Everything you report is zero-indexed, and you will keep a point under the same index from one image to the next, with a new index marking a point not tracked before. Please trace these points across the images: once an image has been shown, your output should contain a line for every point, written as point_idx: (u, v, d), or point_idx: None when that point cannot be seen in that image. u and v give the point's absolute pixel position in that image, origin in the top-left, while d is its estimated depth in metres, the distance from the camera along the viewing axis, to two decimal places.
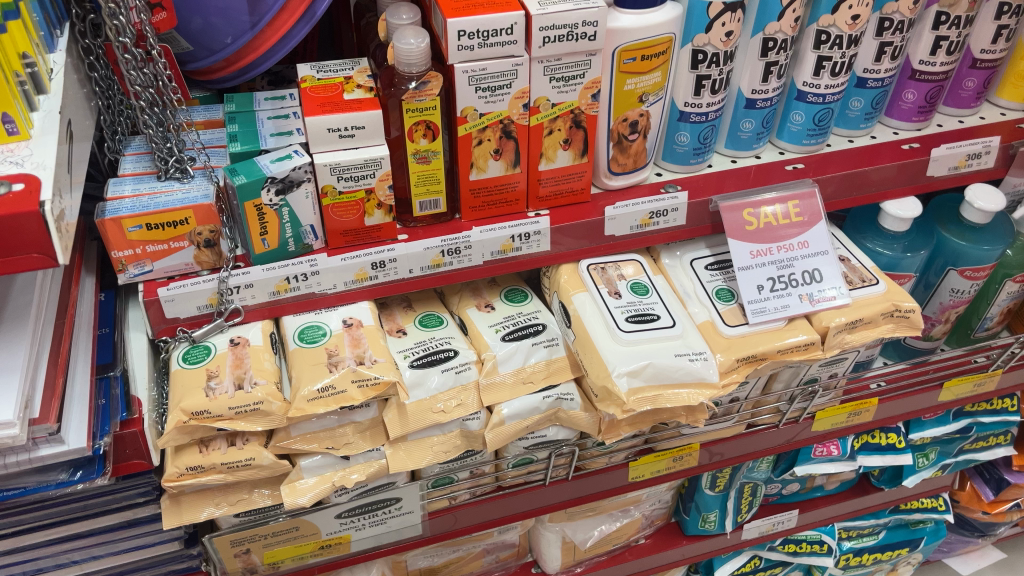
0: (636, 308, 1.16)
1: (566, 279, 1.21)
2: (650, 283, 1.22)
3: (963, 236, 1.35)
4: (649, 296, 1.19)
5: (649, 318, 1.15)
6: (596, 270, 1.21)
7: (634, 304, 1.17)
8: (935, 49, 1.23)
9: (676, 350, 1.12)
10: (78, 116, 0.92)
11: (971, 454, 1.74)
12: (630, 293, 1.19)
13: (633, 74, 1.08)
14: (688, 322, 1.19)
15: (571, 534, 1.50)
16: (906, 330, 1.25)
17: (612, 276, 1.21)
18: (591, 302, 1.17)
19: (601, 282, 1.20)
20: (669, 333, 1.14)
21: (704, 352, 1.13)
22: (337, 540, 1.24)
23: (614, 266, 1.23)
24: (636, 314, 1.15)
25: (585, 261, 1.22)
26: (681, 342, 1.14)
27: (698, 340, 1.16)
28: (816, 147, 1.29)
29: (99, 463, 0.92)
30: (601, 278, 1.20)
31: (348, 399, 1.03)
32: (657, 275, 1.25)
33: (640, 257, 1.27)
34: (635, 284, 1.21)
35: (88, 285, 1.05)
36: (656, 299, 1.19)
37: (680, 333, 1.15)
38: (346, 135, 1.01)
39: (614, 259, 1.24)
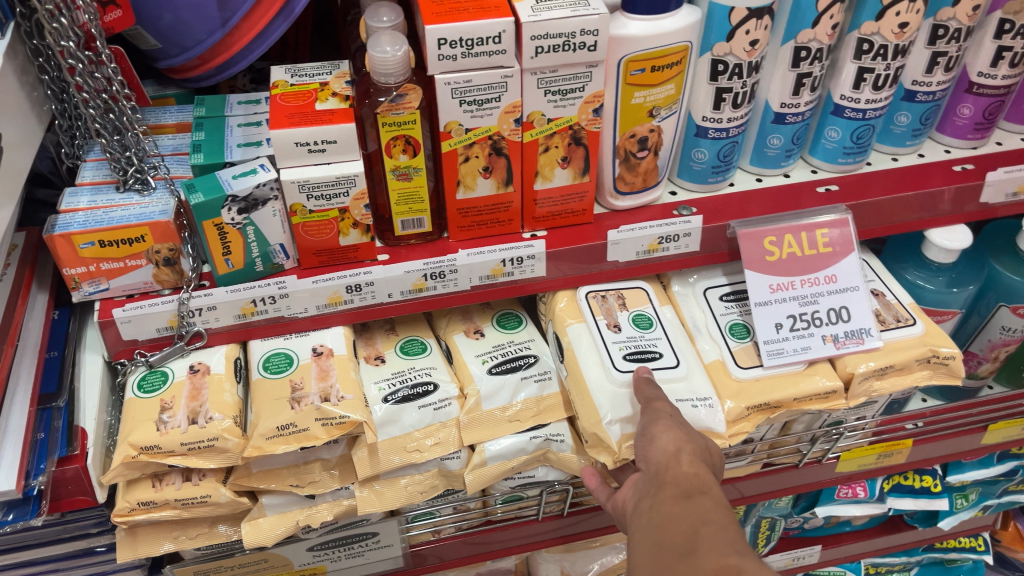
0: (638, 344, 1.06)
1: (563, 307, 1.11)
2: (655, 316, 1.10)
3: (1018, 271, 1.20)
4: (653, 331, 1.08)
5: (652, 357, 1.05)
6: (595, 298, 1.10)
7: (635, 340, 1.06)
8: (996, 61, 1.07)
9: (676, 395, 1.03)
10: (11, 126, 0.84)
11: (1017, 496, 1.59)
12: (632, 326, 1.08)
13: (642, 87, 0.96)
14: (694, 359, 1.08)
15: (569, 565, 1.41)
16: (944, 378, 1.11)
17: (613, 304, 1.10)
18: (587, 335, 1.07)
19: (600, 311, 1.09)
20: (671, 375, 1.03)
21: (710, 398, 1.03)
22: (311, 571, 1.17)
23: (617, 293, 1.11)
24: (636, 351, 1.05)
25: (584, 287, 1.11)
26: (685, 385, 1.04)
27: (704, 382, 1.06)
28: (853, 166, 1.15)
29: (34, 502, 0.85)
30: (601, 308, 1.09)
31: (311, 438, 0.95)
32: (665, 306, 1.14)
33: (646, 283, 1.15)
34: (637, 316, 1.10)
35: (40, 301, 0.98)
36: (660, 334, 1.08)
37: (685, 374, 1.04)
38: (315, 150, 0.92)
39: (618, 286, 1.13)
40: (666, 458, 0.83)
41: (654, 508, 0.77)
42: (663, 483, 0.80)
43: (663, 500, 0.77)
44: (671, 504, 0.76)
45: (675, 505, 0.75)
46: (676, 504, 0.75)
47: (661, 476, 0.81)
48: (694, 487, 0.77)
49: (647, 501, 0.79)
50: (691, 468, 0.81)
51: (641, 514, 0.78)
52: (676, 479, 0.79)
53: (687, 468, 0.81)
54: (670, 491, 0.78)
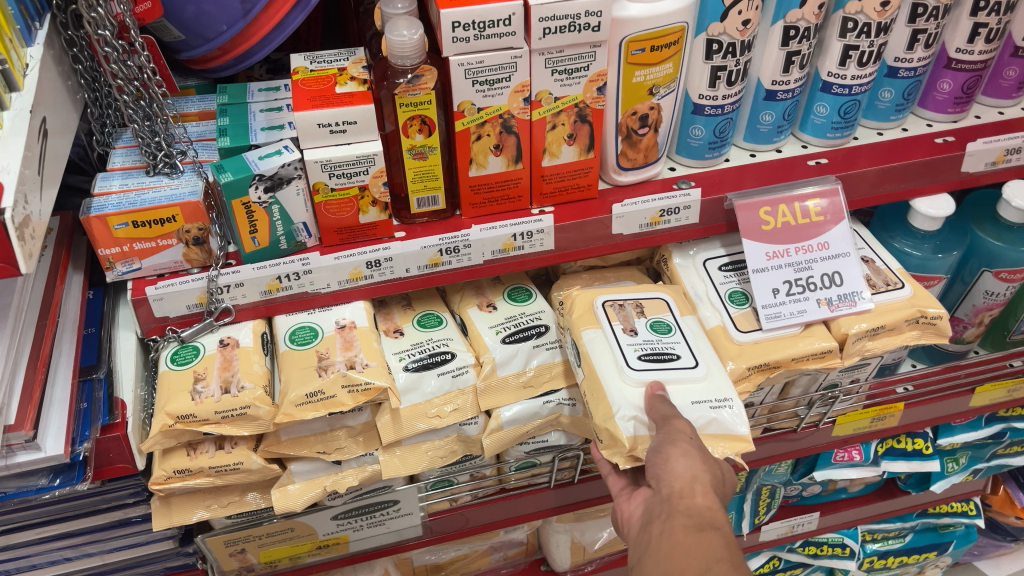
0: (653, 346, 1.06)
1: (578, 315, 1.10)
2: (675, 324, 1.10)
3: (999, 237, 1.27)
4: (672, 336, 1.08)
5: (667, 358, 1.05)
6: (611, 307, 1.10)
7: (652, 343, 1.06)
8: (973, 37, 1.14)
9: (693, 398, 1.02)
10: (56, 112, 0.89)
11: (1004, 459, 1.66)
12: (648, 330, 1.08)
13: (642, 66, 1.02)
14: (714, 362, 1.07)
15: (579, 535, 1.47)
16: (932, 337, 1.18)
17: (629, 312, 1.10)
18: (602, 338, 1.06)
19: (615, 318, 1.09)
20: (688, 376, 1.03)
21: (729, 399, 1.02)
22: (334, 541, 1.22)
23: (634, 303, 1.12)
24: (651, 352, 1.05)
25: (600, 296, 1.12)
26: (704, 385, 1.04)
27: (723, 383, 1.05)
28: (841, 140, 1.21)
29: (80, 468, 0.90)
30: (617, 315, 1.09)
31: (337, 404, 1.00)
32: (687, 315, 1.13)
33: (667, 295, 1.15)
34: (655, 322, 1.10)
35: (75, 283, 1.03)
36: (679, 339, 1.08)
37: (703, 375, 1.04)
38: (336, 131, 0.97)
39: (638, 296, 1.13)
40: (680, 484, 0.89)
41: (667, 539, 0.85)
42: (674, 510, 0.87)
43: (674, 531, 0.84)
44: (683, 535, 0.83)
45: (686, 539, 0.83)
46: (687, 535, 0.83)
47: (674, 502, 0.87)
48: (705, 520, 0.85)
49: (659, 526, 0.87)
50: (704, 499, 0.87)
51: (653, 540, 0.87)
52: (688, 510, 0.86)
53: (701, 498, 0.87)
54: (682, 522, 0.85)
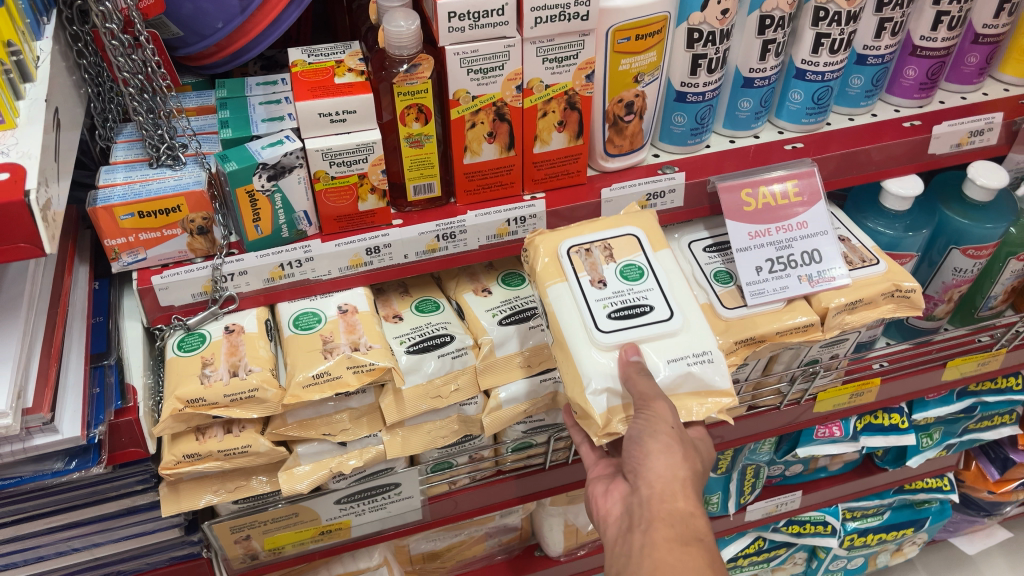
0: (624, 300, 1.02)
1: (542, 266, 1.05)
2: (647, 264, 1.06)
3: (966, 215, 1.34)
4: (643, 282, 1.04)
5: (641, 311, 1.01)
6: (577, 254, 1.05)
7: (622, 295, 1.02)
8: (936, 25, 1.21)
9: (671, 353, 1.00)
10: (66, 104, 0.92)
11: (976, 433, 1.73)
12: (618, 278, 1.03)
13: (628, 54, 1.06)
14: (687, 306, 1.05)
15: (572, 517, 1.51)
16: (906, 310, 1.24)
17: (597, 258, 1.05)
18: (570, 294, 1.02)
19: (581, 266, 1.04)
20: (662, 331, 1.01)
21: (708, 351, 1.02)
22: (337, 526, 1.24)
23: (601, 244, 1.06)
24: (623, 306, 1.01)
25: (564, 240, 1.06)
26: (680, 338, 1.02)
27: (700, 333, 1.03)
28: (815, 126, 1.27)
29: (94, 451, 0.92)
30: (584, 263, 1.04)
31: (343, 384, 1.04)
32: (660, 250, 1.09)
33: (637, 227, 1.10)
34: (625, 266, 1.05)
35: (82, 273, 1.06)
36: (651, 285, 1.04)
37: (677, 328, 1.02)
38: (337, 120, 1.00)
39: (605, 235, 1.08)
40: (662, 485, 0.90)
41: (649, 551, 0.86)
42: (655, 520, 0.88)
43: (658, 545, 0.86)
44: (667, 552, 0.85)
45: (672, 554, 0.85)
46: (672, 551, 0.85)
47: (655, 510, 0.89)
48: (688, 532, 0.87)
49: (639, 537, 0.88)
50: (685, 504, 0.89)
51: (634, 552, 0.88)
52: (670, 518, 0.88)
53: (682, 503, 0.89)
54: (664, 534, 0.86)
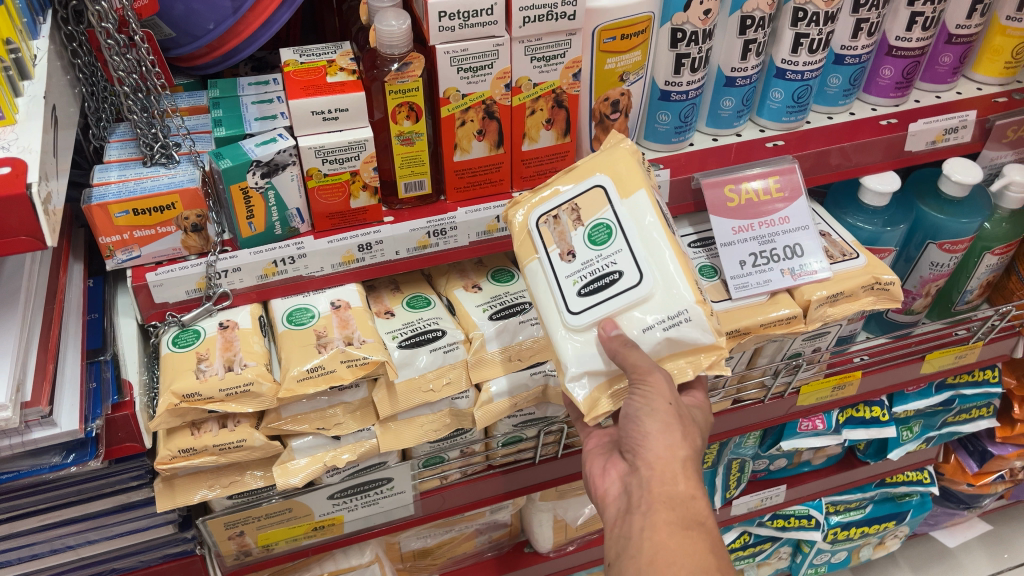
0: (593, 270, 0.97)
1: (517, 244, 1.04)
2: (615, 221, 0.98)
3: (941, 210, 1.37)
4: (611, 243, 0.97)
5: (610, 281, 0.96)
6: (545, 225, 1.02)
7: (589, 265, 0.98)
8: (911, 25, 1.24)
9: (644, 321, 0.95)
10: (62, 103, 0.93)
11: (954, 426, 1.77)
12: (585, 245, 0.99)
13: (614, 53, 1.08)
14: (665, 256, 0.96)
15: (562, 512, 1.53)
16: (886, 302, 1.28)
17: (565, 225, 1.01)
18: (542, 273, 1.01)
19: (551, 239, 1.01)
20: (632, 298, 0.95)
21: (684, 312, 0.94)
22: (330, 522, 1.26)
23: (569, 208, 1.01)
24: (592, 279, 0.97)
25: (532, 212, 1.03)
26: (655, 300, 0.95)
27: (678, 287, 0.95)
28: (796, 124, 1.30)
29: (91, 445, 0.93)
30: (553, 234, 1.01)
31: (337, 378, 1.06)
32: (630, 196, 0.99)
33: (606, 175, 1.01)
34: (593, 228, 0.99)
35: (77, 271, 1.08)
36: (620, 246, 0.97)
37: (648, 290, 0.95)
38: (329, 118, 1.00)
39: (572, 192, 1.01)
40: (662, 466, 0.91)
41: (649, 534, 0.88)
42: (656, 503, 0.89)
43: (659, 529, 0.87)
44: (669, 536, 0.87)
45: (672, 539, 0.87)
46: (672, 536, 0.87)
47: (655, 492, 0.90)
48: (688, 516, 0.88)
49: (639, 519, 0.90)
50: (685, 487, 0.90)
51: (633, 535, 0.89)
52: (670, 501, 0.89)
53: (682, 485, 0.90)
54: (665, 518, 0.88)
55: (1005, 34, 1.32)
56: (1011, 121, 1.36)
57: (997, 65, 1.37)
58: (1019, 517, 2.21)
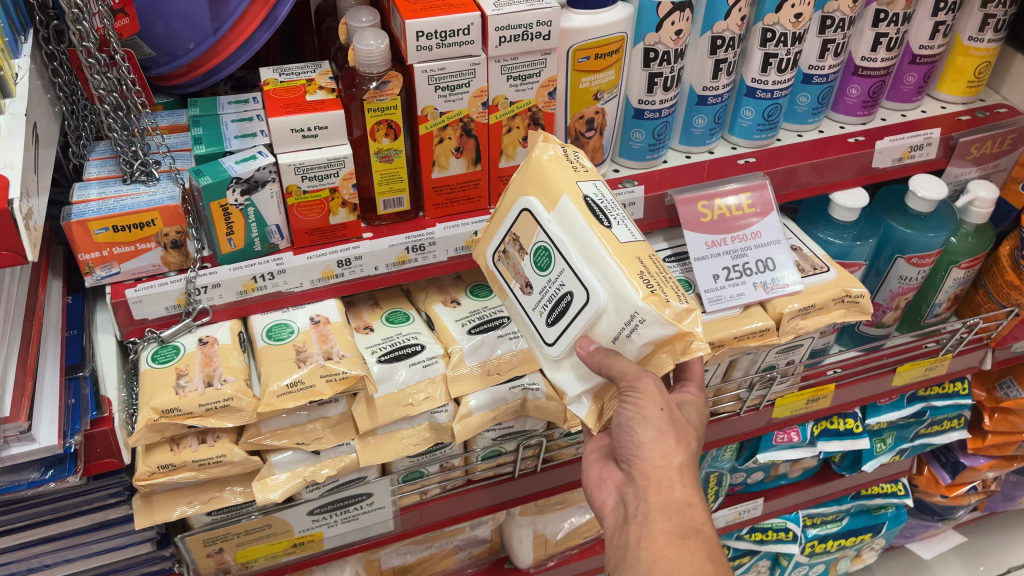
0: (549, 298, 0.97)
1: (493, 282, 1.08)
2: (551, 241, 0.97)
3: (909, 225, 1.41)
4: (554, 266, 0.96)
5: (566, 303, 0.95)
6: (503, 261, 1.05)
7: (544, 295, 0.98)
8: (875, 46, 1.28)
9: (610, 333, 0.93)
10: (43, 121, 0.94)
11: (927, 438, 1.80)
12: (536, 274, 0.99)
13: (587, 73, 1.10)
14: (603, 262, 0.92)
15: (542, 527, 1.54)
16: (856, 314, 1.31)
17: (517, 258, 1.02)
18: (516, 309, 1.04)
19: (512, 273, 1.03)
20: (588, 315, 0.93)
21: (635, 315, 0.89)
22: (309, 538, 1.26)
23: (514, 240, 1.02)
24: (551, 307, 0.97)
25: (491, 250, 1.06)
26: (610, 309, 0.92)
27: (620, 289, 0.90)
28: (766, 141, 1.33)
29: (70, 461, 0.94)
30: (511, 270, 1.03)
31: (316, 393, 1.07)
32: (557, 209, 0.97)
33: (533, 196, 1.00)
34: (538, 254, 0.99)
35: (56, 288, 1.09)
36: (561, 267, 0.95)
37: (595, 304, 0.92)
38: (309, 136, 1.01)
39: (511, 223, 1.02)
40: (658, 475, 0.92)
41: (648, 544, 0.89)
42: (653, 513, 0.90)
43: (657, 538, 0.89)
44: (666, 546, 0.89)
45: (670, 549, 0.88)
46: (670, 545, 0.89)
47: (652, 501, 0.91)
48: (685, 524, 0.90)
49: (636, 530, 0.91)
50: (682, 494, 0.91)
51: (631, 545, 0.91)
52: (667, 510, 0.90)
53: (678, 492, 0.91)
54: (663, 527, 0.89)
55: (967, 54, 1.36)
56: (975, 138, 1.40)
57: (960, 84, 1.41)
58: (992, 529, 2.24)
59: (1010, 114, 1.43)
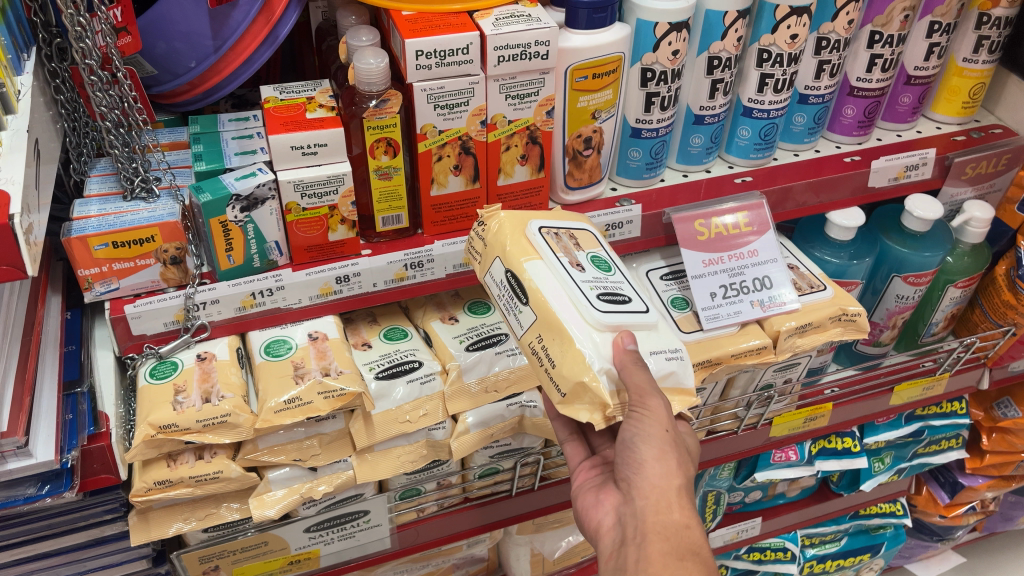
0: (608, 286, 0.98)
1: (514, 243, 1.00)
2: (610, 259, 1.04)
3: (905, 244, 1.41)
4: (613, 274, 1.01)
5: (624, 300, 0.98)
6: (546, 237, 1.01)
7: (601, 280, 0.98)
8: (871, 67, 1.29)
9: (651, 346, 0.96)
10: (44, 137, 0.95)
11: (925, 457, 1.80)
12: (592, 265, 1.00)
13: (585, 92, 1.11)
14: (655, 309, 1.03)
15: (539, 546, 1.54)
16: (853, 333, 1.32)
17: (567, 243, 1.02)
18: (549, 270, 0.97)
19: (558, 247, 1.00)
20: (645, 321, 0.97)
21: (679, 350, 0.99)
22: (306, 555, 1.25)
23: (566, 234, 1.03)
24: (607, 292, 0.97)
25: (534, 223, 1.02)
26: (655, 333, 0.98)
27: (667, 335, 1.01)
28: (763, 161, 1.34)
29: (67, 476, 0.94)
30: (557, 244, 1.00)
31: (314, 409, 1.07)
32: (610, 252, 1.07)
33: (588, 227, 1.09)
34: (594, 257, 1.02)
35: (55, 304, 1.10)
36: (621, 279, 1.01)
37: (654, 322, 0.99)
38: (308, 153, 1.02)
39: (565, 225, 1.05)
40: (657, 495, 0.92)
41: (645, 564, 0.89)
42: (650, 534, 0.90)
43: (653, 559, 0.88)
44: (663, 567, 0.87)
45: (668, 568, 0.87)
46: (666, 566, 0.87)
47: (649, 522, 0.91)
48: (684, 545, 0.89)
49: (634, 551, 0.91)
50: (680, 516, 0.91)
51: (629, 566, 0.90)
52: (666, 531, 0.90)
53: (677, 514, 0.91)
54: (660, 548, 0.89)
55: (962, 75, 1.38)
56: (971, 158, 1.41)
57: (955, 105, 1.42)
58: (992, 550, 2.23)
59: (1005, 134, 1.45)
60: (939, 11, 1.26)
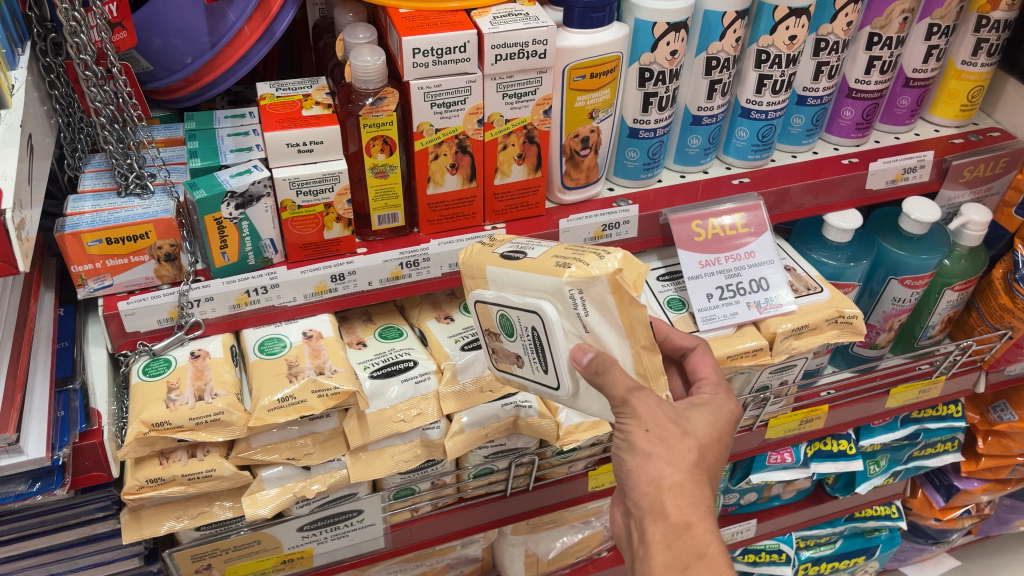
0: (529, 340, 0.92)
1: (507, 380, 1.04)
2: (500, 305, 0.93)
3: (902, 247, 1.41)
4: (515, 327, 0.93)
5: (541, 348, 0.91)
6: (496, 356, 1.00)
7: (528, 352, 0.94)
8: (869, 69, 1.29)
9: (580, 334, 0.88)
10: (37, 131, 0.94)
11: (920, 460, 1.80)
12: (512, 342, 0.95)
13: (583, 92, 1.10)
14: (531, 286, 0.89)
15: (533, 546, 1.54)
16: (849, 336, 1.31)
17: (497, 341, 0.98)
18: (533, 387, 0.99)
19: (506, 360, 0.99)
20: (561, 341, 0.89)
21: (576, 292, 0.86)
22: (299, 555, 1.25)
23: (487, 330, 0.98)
24: (536, 356, 0.93)
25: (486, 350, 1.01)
26: (564, 321, 0.88)
27: (555, 286, 0.87)
28: (761, 162, 1.33)
29: (58, 474, 0.93)
30: (504, 357, 0.99)
31: (308, 408, 1.06)
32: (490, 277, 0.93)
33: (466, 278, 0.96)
34: (500, 323, 0.94)
35: (48, 300, 1.09)
36: (517, 319, 0.91)
37: (555, 322, 0.88)
38: (304, 150, 1.01)
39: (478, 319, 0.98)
40: (650, 500, 0.87)
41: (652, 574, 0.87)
42: (651, 544, 0.87)
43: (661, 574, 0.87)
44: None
45: None
46: None
47: (649, 531, 0.87)
48: (687, 551, 0.86)
49: (641, 562, 0.89)
50: (678, 517, 0.86)
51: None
52: (667, 538, 0.86)
53: (674, 516, 0.86)
54: (661, 560, 0.87)
55: (961, 78, 1.37)
56: (968, 161, 1.40)
57: (953, 108, 1.42)
58: (987, 553, 2.23)
59: (1003, 138, 1.44)
60: (939, 14, 1.26)
